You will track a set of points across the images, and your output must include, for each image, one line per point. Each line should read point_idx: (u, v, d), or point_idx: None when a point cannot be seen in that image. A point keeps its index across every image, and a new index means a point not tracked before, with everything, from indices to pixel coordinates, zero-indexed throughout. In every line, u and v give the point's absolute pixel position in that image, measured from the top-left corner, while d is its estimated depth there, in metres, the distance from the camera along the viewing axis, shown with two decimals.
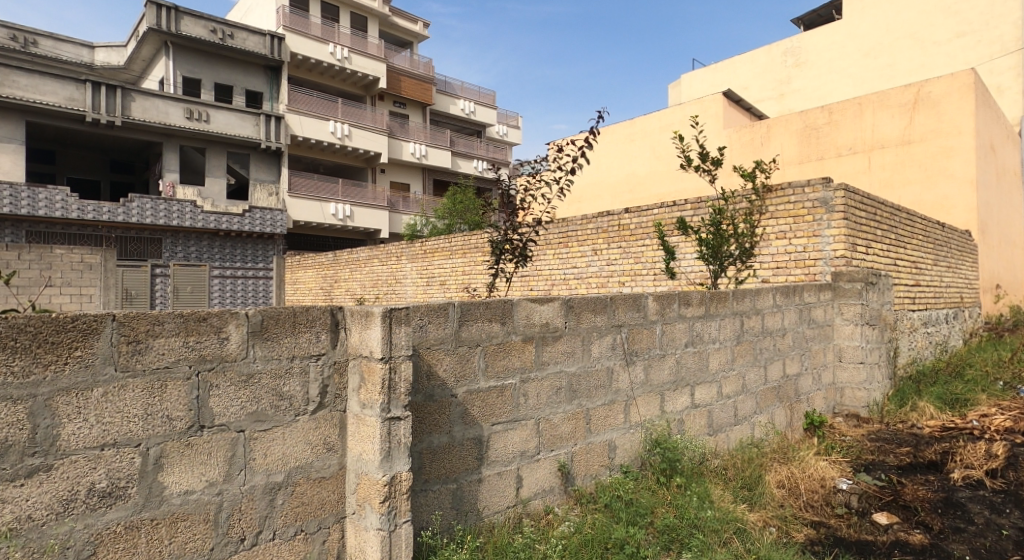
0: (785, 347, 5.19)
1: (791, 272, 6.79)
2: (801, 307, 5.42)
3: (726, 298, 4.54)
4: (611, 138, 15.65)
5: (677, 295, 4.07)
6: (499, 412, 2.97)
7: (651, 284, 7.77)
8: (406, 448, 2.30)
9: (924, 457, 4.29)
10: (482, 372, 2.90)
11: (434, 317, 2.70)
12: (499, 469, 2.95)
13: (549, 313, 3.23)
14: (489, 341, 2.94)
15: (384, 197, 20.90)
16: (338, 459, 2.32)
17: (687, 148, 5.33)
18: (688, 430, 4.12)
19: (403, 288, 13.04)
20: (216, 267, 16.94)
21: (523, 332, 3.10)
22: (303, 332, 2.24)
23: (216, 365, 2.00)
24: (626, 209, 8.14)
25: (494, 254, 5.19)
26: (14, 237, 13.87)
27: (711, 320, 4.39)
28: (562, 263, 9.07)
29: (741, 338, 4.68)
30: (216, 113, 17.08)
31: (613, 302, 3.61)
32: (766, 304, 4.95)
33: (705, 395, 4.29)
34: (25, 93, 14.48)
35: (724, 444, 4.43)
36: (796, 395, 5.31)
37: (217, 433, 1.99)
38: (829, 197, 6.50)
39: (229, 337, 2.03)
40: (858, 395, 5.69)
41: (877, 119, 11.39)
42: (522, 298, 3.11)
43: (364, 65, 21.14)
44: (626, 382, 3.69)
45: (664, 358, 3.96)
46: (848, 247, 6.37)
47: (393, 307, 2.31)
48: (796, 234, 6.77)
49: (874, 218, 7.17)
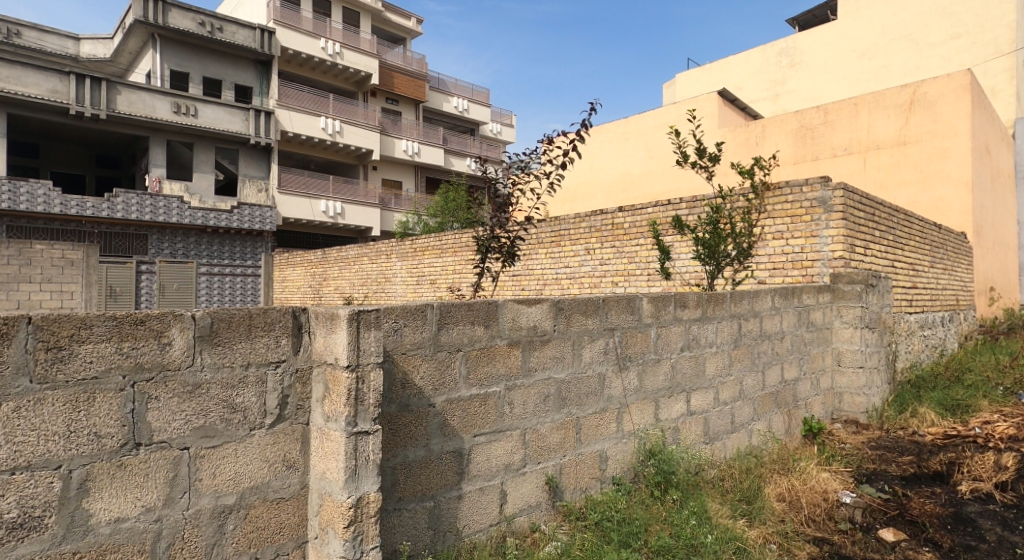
0: (783, 351, 5.00)
1: (788, 273, 6.62)
2: (800, 310, 5.24)
3: (724, 299, 4.34)
4: (605, 137, 15.47)
5: (672, 297, 3.86)
6: (481, 422, 2.75)
7: (645, 284, 7.59)
8: (376, 465, 2.07)
9: (928, 467, 4.10)
10: (463, 380, 2.68)
11: (411, 319, 2.48)
12: (481, 484, 2.73)
13: (537, 315, 3.01)
14: (472, 345, 2.72)
15: (375, 194, 20.60)
16: (300, 477, 2.10)
17: (683, 143, 5.11)
18: (684, 439, 3.92)
19: (393, 286, 12.75)
20: (203, 264, 16.60)
21: (508, 335, 2.88)
22: (261, 336, 2.01)
23: (157, 374, 1.77)
24: (620, 208, 7.93)
25: (480, 253, 4.96)
26: None
27: (708, 323, 4.19)
28: (554, 262, 8.85)
29: (738, 341, 4.49)
30: (204, 107, 16.77)
31: (606, 304, 3.39)
32: (764, 306, 4.76)
33: (701, 402, 4.08)
34: (7, 84, 14.13)
35: (721, 453, 4.22)
36: (795, 401, 5.12)
37: (155, 451, 1.77)
38: (827, 196, 6.34)
39: (172, 341, 1.80)
40: (857, 401, 5.49)
41: (872, 119, 11.29)
42: (508, 299, 2.89)
43: (356, 60, 20.80)
44: (618, 388, 3.47)
45: (659, 363, 3.76)
46: (847, 248, 6.20)
47: (362, 309, 2.09)
48: (794, 234, 6.59)
49: (873, 219, 7.01)
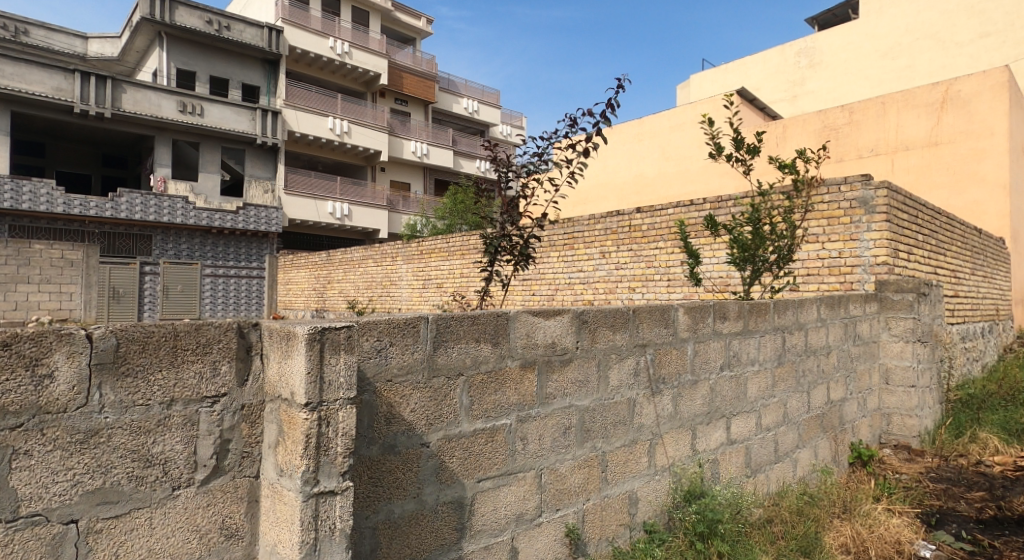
0: (830, 369, 4.43)
1: (824, 280, 6.06)
2: (846, 321, 4.67)
3: (767, 310, 3.79)
4: (618, 137, 14.93)
5: (711, 306, 3.33)
6: (487, 465, 2.22)
7: (664, 290, 7.08)
8: (345, 536, 1.56)
9: (1012, 511, 3.56)
10: (465, 412, 2.16)
11: (402, 338, 1.96)
12: (486, 541, 2.20)
13: (556, 329, 2.49)
14: (476, 369, 2.19)
15: (383, 196, 20.12)
16: (245, 550, 1.58)
17: (717, 134, 4.53)
18: (724, 473, 3.37)
19: (398, 291, 12.26)
20: (208, 265, 16.15)
21: (521, 355, 2.35)
22: (192, 365, 1.50)
23: (27, 421, 1.27)
24: (637, 209, 7.41)
25: (489, 253, 4.44)
26: None
27: (750, 337, 3.64)
28: (567, 266, 8.31)
29: (782, 358, 3.93)
30: (210, 106, 16.39)
31: (637, 316, 2.88)
32: (810, 317, 4.21)
33: (742, 429, 3.54)
34: (11, 82, 13.82)
35: (764, 488, 3.66)
36: (841, 424, 4.54)
37: (22, 530, 1.27)
38: (869, 196, 5.79)
39: (55, 372, 1.31)
40: (909, 423, 4.90)
41: (901, 119, 10.69)
42: (522, 310, 2.37)
43: (365, 60, 20.40)
44: (651, 416, 2.94)
45: (696, 385, 3.21)
46: (891, 252, 5.62)
47: (327, 326, 1.55)
48: (831, 236, 6.05)
49: (916, 222, 6.38)
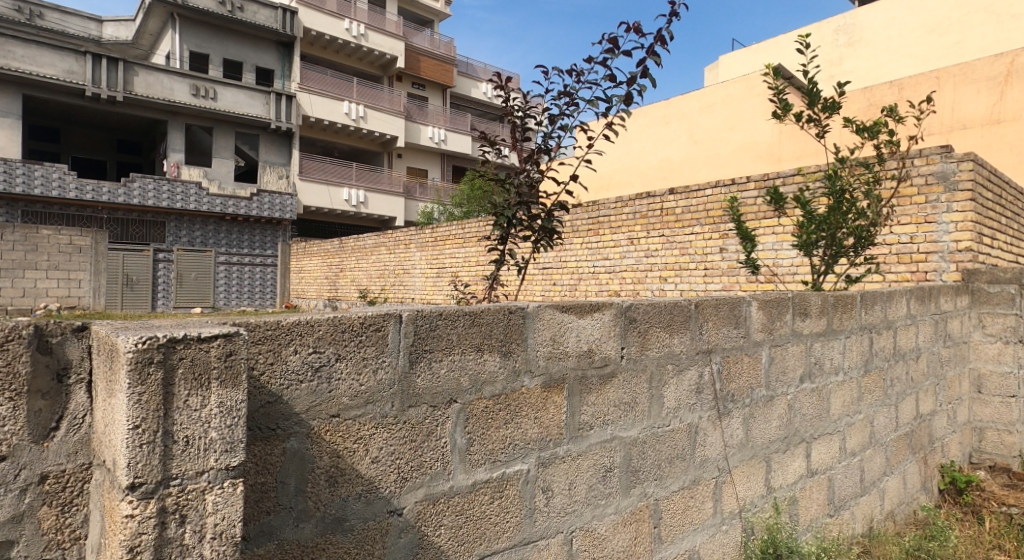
0: (919, 377, 3.63)
1: (893, 269, 5.23)
2: (937, 318, 3.85)
3: (855, 306, 3.00)
4: (644, 120, 14.01)
5: (791, 300, 2.56)
6: (493, 535, 1.49)
7: (700, 280, 6.27)
8: None
9: None
10: (461, 455, 1.43)
11: (358, 349, 1.24)
12: None
13: (595, 330, 1.76)
14: (481, 391, 1.47)
15: (399, 183, 19.37)
16: None
17: (783, 90, 3.71)
18: (805, 513, 2.62)
19: (410, 279, 11.62)
20: (222, 253, 15.55)
21: (543, 371, 1.62)
22: None
23: None
24: (671, 190, 6.64)
25: (502, 229, 3.67)
26: (8, 216, 12.86)
27: (834, 339, 2.86)
28: (591, 254, 7.54)
29: (869, 366, 3.14)
30: (224, 89, 15.73)
31: (702, 312, 2.12)
32: (900, 313, 3.40)
33: (825, 455, 2.77)
34: (21, 64, 13.28)
35: (850, 528, 2.91)
36: (930, 443, 3.73)
37: None
38: (950, 170, 4.91)
39: None
40: (1008, 441, 4.05)
41: (958, 95, 9.68)
42: (544, 305, 1.63)
43: (381, 43, 19.67)
44: (717, 446, 2.18)
45: (771, 404, 2.45)
46: (976, 237, 4.73)
47: (179, 336, 0.82)
48: (902, 219, 5.19)
49: (1002, 202, 5.39)
